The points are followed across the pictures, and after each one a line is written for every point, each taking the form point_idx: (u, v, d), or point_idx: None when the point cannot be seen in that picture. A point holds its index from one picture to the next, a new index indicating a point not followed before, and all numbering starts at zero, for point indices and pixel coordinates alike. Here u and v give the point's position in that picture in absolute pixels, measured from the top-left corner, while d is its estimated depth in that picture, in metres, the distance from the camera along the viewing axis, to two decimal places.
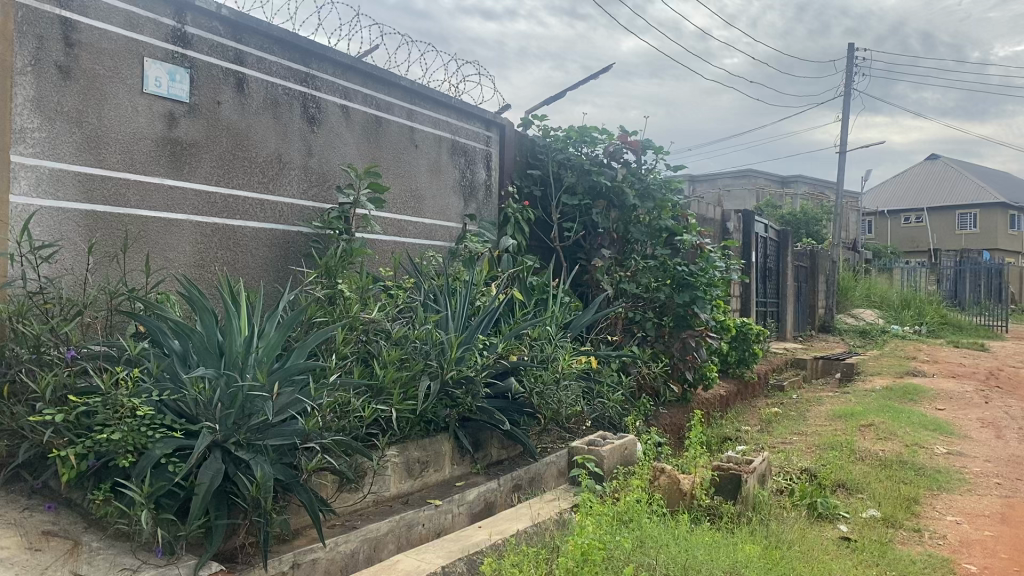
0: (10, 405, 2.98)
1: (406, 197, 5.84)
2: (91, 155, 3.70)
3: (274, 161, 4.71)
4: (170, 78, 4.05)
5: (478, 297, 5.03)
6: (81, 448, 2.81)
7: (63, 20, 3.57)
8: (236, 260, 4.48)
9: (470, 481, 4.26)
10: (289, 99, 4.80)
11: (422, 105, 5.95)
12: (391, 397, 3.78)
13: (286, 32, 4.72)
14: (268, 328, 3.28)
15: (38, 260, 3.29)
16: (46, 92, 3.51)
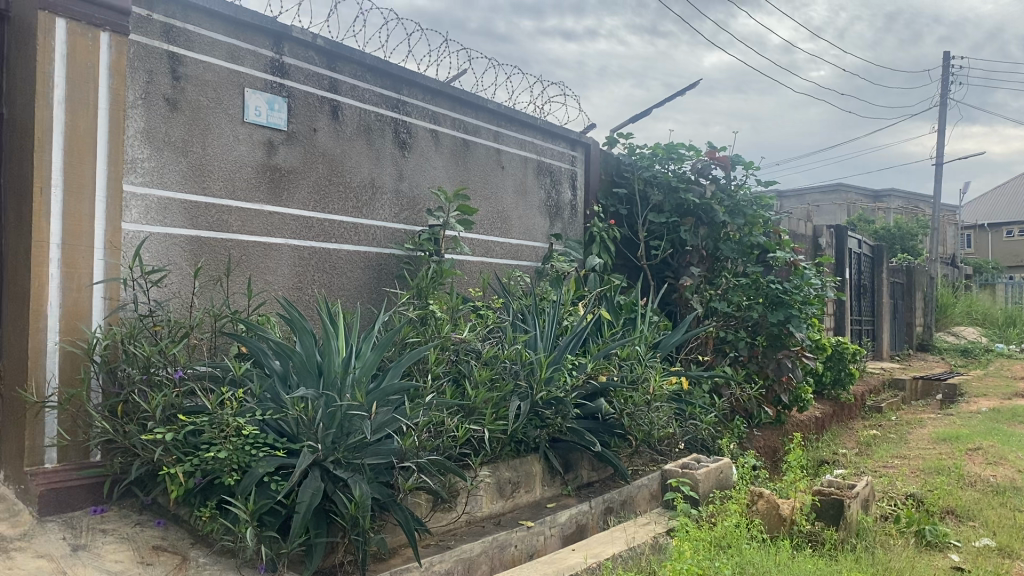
0: (122, 424, 3.10)
1: (494, 218, 5.88)
2: (197, 183, 3.84)
3: (367, 186, 4.82)
4: (269, 107, 4.20)
5: (566, 317, 5.01)
6: (189, 466, 2.92)
7: (170, 54, 3.74)
8: (331, 282, 4.59)
9: (562, 503, 4.23)
10: (381, 125, 4.91)
11: (509, 127, 6.00)
12: (483, 417, 3.77)
13: (378, 60, 4.84)
14: (363, 347, 3.34)
15: (147, 283, 3.42)
16: (155, 124, 3.67)
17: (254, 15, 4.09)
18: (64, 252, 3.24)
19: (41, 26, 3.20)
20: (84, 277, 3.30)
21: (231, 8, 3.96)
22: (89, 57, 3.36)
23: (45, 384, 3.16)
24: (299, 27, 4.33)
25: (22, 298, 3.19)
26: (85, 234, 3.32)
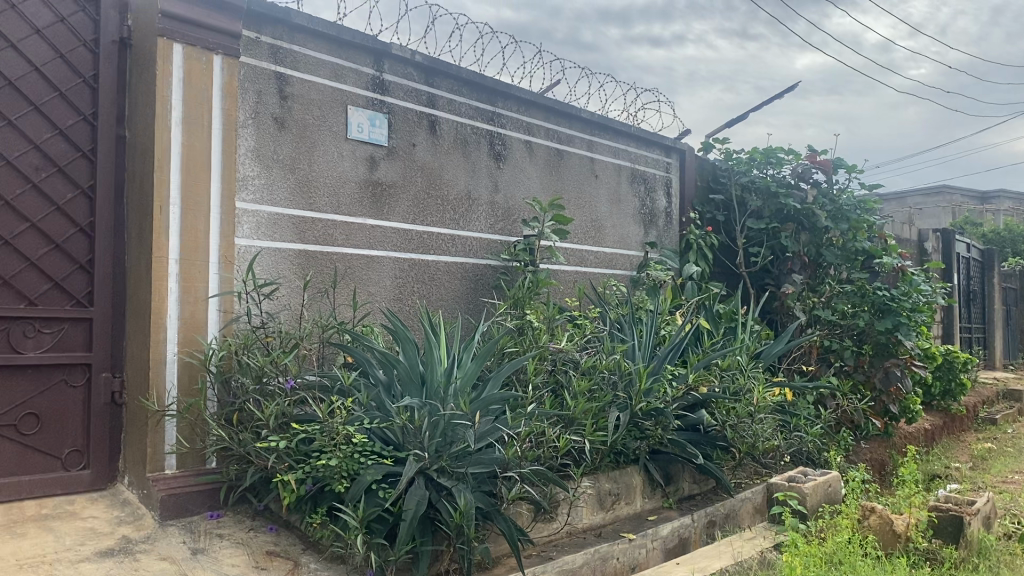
0: (237, 432, 3.23)
1: (588, 228, 5.85)
2: (303, 199, 3.96)
3: (464, 198, 4.87)
4: (371, 123, 4.30)
5: (664, 326, 4.94)
6: (300, 473, 3.02)
7: (278, 75, 3.87)
8: (430, 293, 4.65)
9: (664, 515, 4.17)
10: (477, 138, 4.97)
11: (603, 136, 5.99)
12: (583, 427, 3.74)
13: (474, 74, 4.90)
14: (465, 357, 3.37)
15: (260, 296, 3.55)
16: (265, 142, 3.80)
17: (356, 34, 4.21)
18: (182, 267, 3.39)
19: (160, 51, 3.36)
20: (200, 290, 3.44)
21: (334, 29, 4.10)
22: (202, 79, 3.51)
23: (165, 393, 3.31)
24: (398, 44, 4.44)
25: (144, 311, 3.34)
26: (201, 250, 3.46)
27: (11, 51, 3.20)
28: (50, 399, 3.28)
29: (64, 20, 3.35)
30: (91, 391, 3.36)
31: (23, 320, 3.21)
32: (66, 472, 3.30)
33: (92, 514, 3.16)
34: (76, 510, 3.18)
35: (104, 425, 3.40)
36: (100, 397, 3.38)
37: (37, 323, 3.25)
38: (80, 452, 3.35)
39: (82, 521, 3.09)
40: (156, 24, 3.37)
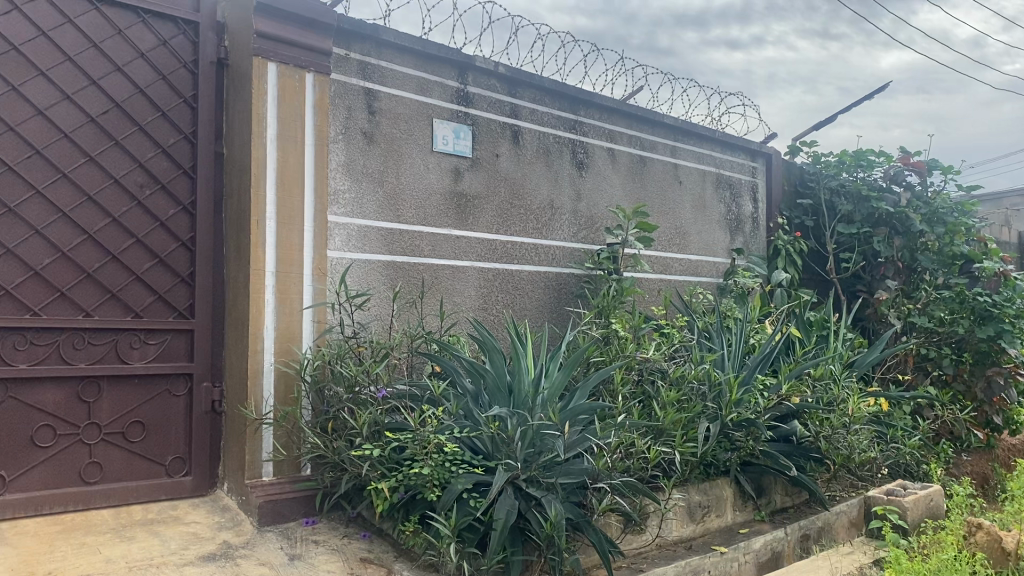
0: (331, 440, 3.30)
1: (673, 235, 5.77)
2: (391, 212, 4.03)
3: (547, 208, 4.88)
4: (456, 135, 4.35)
5: (753, 335, 4.84)
6: (393, 481, 3.07)
7: (366, 91, 3.96)
8: (515, 302, 4.67)
9: (755, 528, 4.07)
10: (559, 147, 4.98)
11: (687, 142, 5.92)
12: (673, 438, 3.69)
13: (557, 83, 4.91)
14: (552, 367, 3.35)
15: (352, 307, 3.63)
16: (355, 156, 3.88)
17: (441, 47, 4.27)
18: (278, 279, 3.49)
19: (256, 70, 3.47)
20: (295, 302, 3.53)
21: (420, 43, 4.17)
22: (295, 97, 3.61)
23: (263, 402, 3.41)
24: (482, 56, 4.48)
25: (242, 323, 3.44)
26: (296, 262, 3.56)
27: (117, 74, 3.35)
28: (154, 408, 3.41)
29: (166, 43, 3.49)
30: (193, 399, 3.49)
31: (129, 331, 3.34)
32: (169, 478, 3.43)
33: (194, 519, 3.27)
34: (179, 515, 3.29)
35: (205, 433, 3.52)
36: (200, 405, 3.50)
37: (142, 334, 3.38)
38: (182, 459, 3.47)
39: (185, 525, 3.19)
40: (251, 45, 3.49)
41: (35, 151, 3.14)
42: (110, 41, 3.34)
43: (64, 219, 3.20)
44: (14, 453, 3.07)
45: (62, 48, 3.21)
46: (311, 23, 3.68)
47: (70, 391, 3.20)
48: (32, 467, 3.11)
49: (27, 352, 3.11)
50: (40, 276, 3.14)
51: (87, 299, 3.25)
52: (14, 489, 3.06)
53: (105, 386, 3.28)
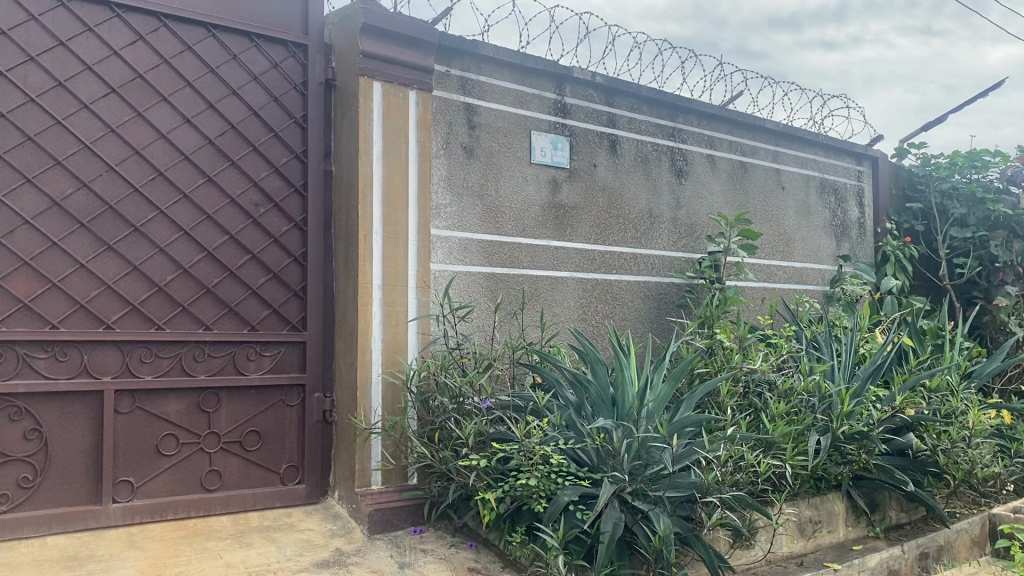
0: (438, 450, 3.34)
1: (776, 242, 5.63)
2: (490, 224, 4.06)
3: (646, 216, 4.83)
4: (554, 146, 4.37)
5: (863, 344, 4.68)
6: (499, 492, 3.10)
7: (466, 106, 4.01)
8: (614, 312, 4.63)
9: (870, 545, 3.92)
10: (658, 155, 4.93)
11: (789, 147, 5.78)
12: (783, 451, 3.59)
13: (655, 91, 4.87)
14: (657, 378, 3.28)
15: (456, 318, 3.68)
16: (455, 170, 3.94)
17: (539, 60, 4.29)
18: (384, 292, 3.57)
19: (362, 89, 3.58)
20: (401, 314, 3.61)
21: (518, 57, 4.20)
22: (400, 114, 3.70)
23: (371, 413, 3.49)
24: (580, 67, 4.49)
25: (351, 334, 3.54)
26: (401, 275, 3.63)
27: (232, 97, 3.49)
28: (269, 418, 3.53)
29: (277, 66, 3.62)
30: (305, 410, 3.59)
31: (246, 343, 3.47)
32: (284, 486, 3.54)
33: (308, 526, 3.36)
34: (294, 522, 3.39)
35: (317, 442, 3.62)
36: (312, 416, 3.61)
37: (258, 346, 3.50)
38: (295, 468, 3.58)
39: (300, 532, 3.29)
40: (358, 64, 3.59)
41: (158, 173, 3.29)
42: (226, 66, 3.48)
43: (186, 237, 3.35)
44: (141, 460, 3.22)
45: (182, 74, 3.37)
46: (414, 42, 3.76)
47: (191, 402, 3.34)
48: (157, 475, 3.25)
49: (152, 364, 3.25)
50: (164, 292, 3.29)
51: (206, 314, 3.39)
52: (141, 496, 3.21)
53: (224, 396, 3.41)
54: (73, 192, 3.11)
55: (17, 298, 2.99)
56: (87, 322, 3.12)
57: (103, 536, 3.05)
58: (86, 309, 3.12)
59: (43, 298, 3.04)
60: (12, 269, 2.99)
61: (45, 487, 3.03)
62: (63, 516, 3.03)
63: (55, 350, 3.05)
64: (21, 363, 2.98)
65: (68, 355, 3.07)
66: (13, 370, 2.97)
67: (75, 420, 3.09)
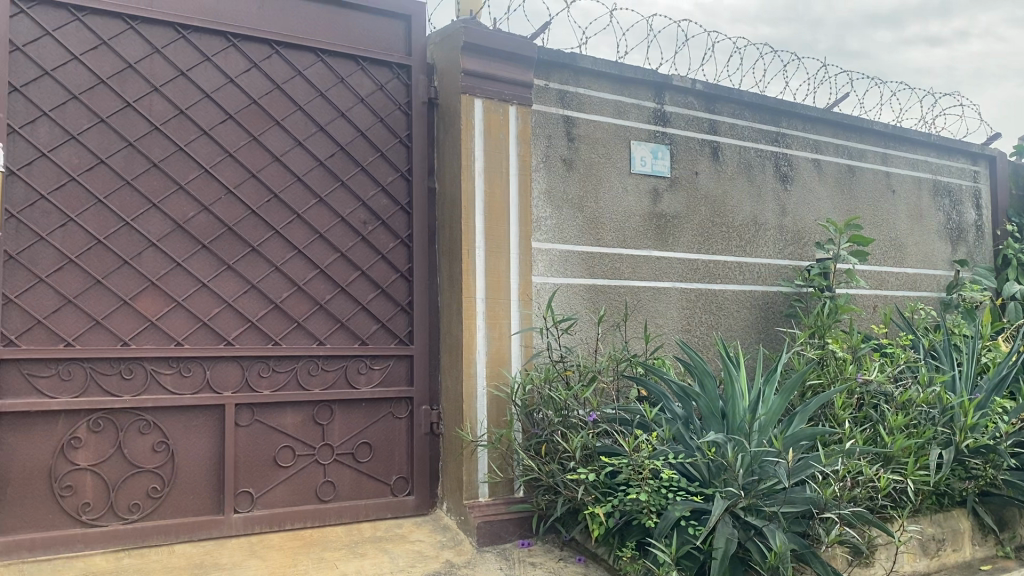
0: (544, 463, 3.34)
1: (888, 248, 5.42)
2: (591, 236, 4.05)
3: (750, 224, 4.73)
4: (654, 156, 4.33)
5: (985, 353, 4.45)
6: (608, 506, 3.08)
7: (565, 118, 4.03)
8: (719, 322, 4.53)
9: (1000, 566, 3.70)
10: (761, 160, 4.82)
11: (898, 148, 5.58)
12: (903, 465, 3.45)
13: (757, 95, 4.78)
14: (768, 391, 3.18)
15: (559, 331, 3.68)
16: (555, 183, 3.95)
17: (637, 70, 4.27)
18: (488, 305, 3.60)
19: (464, 106, 3.63)
20: (504, 327, 3.64)
21: (617, 67, 4.19)
22: (500, 130, 3.74)
23: (477, 425, 3.52)
24: (679, 75, 4.44)
25: (456, 348, 3.58)
26: (504, 288, 3.66)
27: (341, 119, 3.60)
28: (379, 430, 3.60)
29: (383, 87, 3.72)
30: (413, 422, 3.66)
31: (356, 357, 3.56)
32: (394, 497, 3.61)
33: (419, 537, 3.41)
34: (405, 533, 3.44)
35: (425, 455, 3.67)
36: (421, 428, 3.66)
37: (367, 360, 3.59)
38: (405, 479, 3.65)
39: (411, 544, 3.34)
40: (459, 82, 3.65)
41: (273, 195, 3.42)
42: (334, 89, 3.60)
43: (299, 255, 3.47)
44: (260, 472, 3.34)
45: (294, 99, 3.49)
46: (513, 58, 3.80)
47: (306, 415, 3.44)
48: (275, 486, 3.36)
49: (269, 379, 3.37)
50: (280, 309, 3.41)
51: (318, 329, 3.49)
52: (260, 506, 3.32)
53: (336, 409, 3.51)
54: (195, 214, 3.26)
55: (145, 317, 3.14)
56: (209, 339, 3.26)
57: (225, 545, 3.17)
58: (208, 326, 3.26)
59: (168, 316, 3.19)
60: (140, 289, 3.14)
61: (171, 497, 3.16)
62: (189, 525, 3.16)
63: (180, 366, 3.19)
64: (149, 379, 3.13)
65: (192, 371, 3.21)
66: (142, 386, 3.12)
67: (198, 433, 3.22)
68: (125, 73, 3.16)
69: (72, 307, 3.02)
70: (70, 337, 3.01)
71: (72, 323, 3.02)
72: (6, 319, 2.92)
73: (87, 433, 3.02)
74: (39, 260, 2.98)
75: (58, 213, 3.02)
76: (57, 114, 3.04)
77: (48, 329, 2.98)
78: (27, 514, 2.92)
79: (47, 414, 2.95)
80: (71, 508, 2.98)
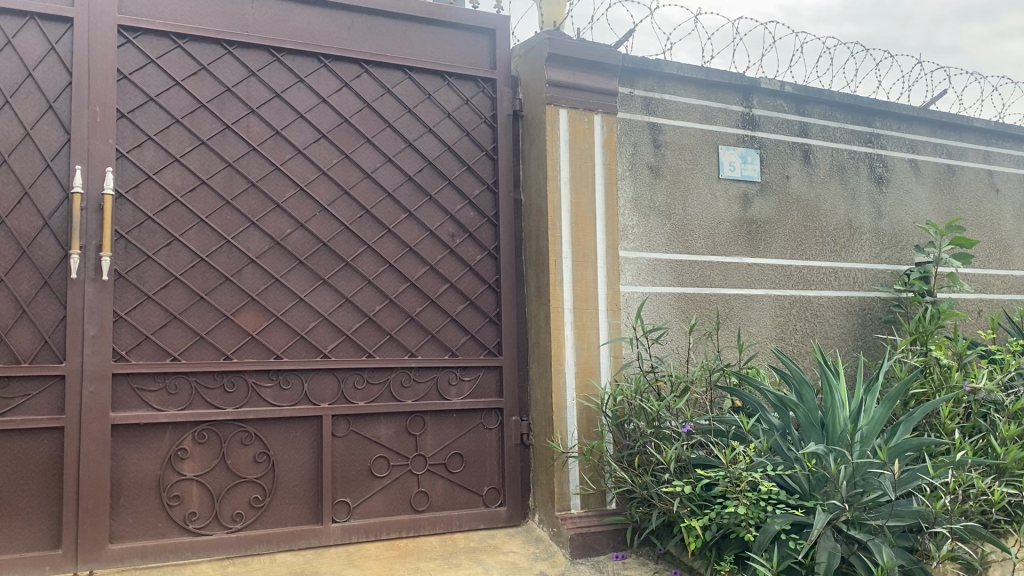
0: (638, 475, 3.30)
1: (993, 249, 5.17)
2: (680, 243, 4.00)
3: (845, 228, 4.59)
4: (743, 160, 4.25)
5: None
6: (705, 519, 3.01)
7: (651, 125, 3.99)
8: (815, 330, 4.40)
9: None
10: (855, 162, 4.69)
11: (1001, 146, 5.34)
12: (1018, 478, 3.28)
13: (849, 96, 4.64)
14: (870, 400, 3.08)
15: (649, 341, 3.64)
16: (642, 191, 3.92)
17: (724, 74, 4.21)
18: (576, 315, 3.59)
19: (549, 117, 3.64)
20: (593, 337, 3.61)
21: (703, 72, 4.13)
22: (586, 139, 3.73)
23: (567, 436, 3.51)
24: (768, 78, 4.35)
25: (545, 358, 3.57)
26: (592, 298, 3.64)
27: (428, 134, 3.65)
28: (471, 441, 3.63)
29: (469, 102, 3.76)
30: (504, 433, 3.67)
31: (447, 369, 3.59)
32: (487, 508, 3.62)
33: (512, 548, 3.41)
34: (498, 544, 3.45)
35: (516, 466, 3.67)
36: (511, 439, 3.67)
37: (458, 371, 3.62)
38: (497, 490, 3.66)
39: (504, 555, 3.34)
40: (544, 94, 3.67)
41: (365, 210, 3.49)
42: (422, 105, 3.65)
43: (390, 269, 3.52)
44: (357, 482, 3.40)
45: (383, 116, 3.56)
46: (598, 67, 3.79)
47: (400, 426, 3.49)
48: (371, 496, 3.41)
49: (364, 391, 3.43)
50: (373, 322, 3.47)
51: (410, 341, 3.54)
52: (357, 516, 3.38)
53: (428, 420, 3.54)
54: (291, 232, 3.35)
55: (246, 331, 3.24)
56: (307, 352, 3.34)
57: (325, 554, 3.23)
58: (305, 340, 3.34)
59: (267, 330, 3.28)
60: (241, 304, 3.25)
61: (272, 507, 3.25)
62: (289, 534, 3.24)
63: (279, 379, 3.28)
64: (250, 392, 3.23)
65: (290, 384, 3.30)
66: (244, 398, 3.22)
67: (297, 444, 3.30)
68: (224, 97, 3.28)
69: (178, 323, 3.14)
70: (176, 352, 3.13)
71: (177, 338, 3.14)
72: (117, 335, 3.04)
73: (193, 445, 3.13)
74: (147, 278, 3.11)
75: (164, 233, 3.15)
76: (162, 138, 3.17)
77: (155, 344, 3.10)
78: (138, 522, 3.04)
79: (155, 426, 3.08)
80: (178, 517, 3.09)
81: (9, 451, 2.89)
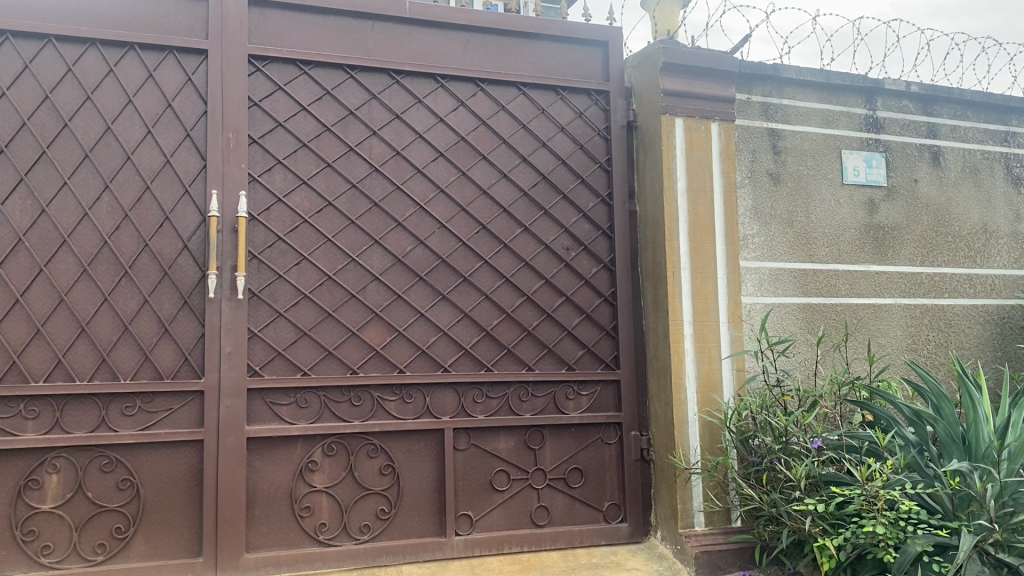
0: (766, 493, 3.19)
1: None
2: (803, 252, 3.87)
3: (980, 232, 4.35)
4: (868, 165, 4.09)
5: None
6: (839, 540, 2.89)
7: (770, 130, 3.89)
8: (950, 340, 4.18)
9: None
10: (989, 162, 4.44)
11: None
12: None
13: (981, 93, 4.41)
14: (1017, 415, 2.89)
15: (773, 354, 3.54)
16: (762, 199, 3.82)
17: (847, 76, 4.06)
18: (696, 327, 3.53)
19: (664, 127, 3.60)
20: (714, 350, 3.54)
21: (823, 75, 4.01)
22: (703, 148, 3.67)
23: (690, 452, 3.45)
24: (892, 78, 4.18)
25: (664, 372, 3.52)
26: (712, 310, 3.57)
27: (543, 149, 3.67)
28: (590, 455, 3.60)
29: (582, 115, 3.76)
30: (623, 448, 3.62)
31: (565, 383, 3.58)
32: (608, 524, 3.58)
33: (635, 565, 3.36)
34: (620, 560, 3.41)
35: (637, 481, 3.62)
36: (631, 454, 3.62)
37: (576, 385, 3.60)
38: (618, 506, 3.61)
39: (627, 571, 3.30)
40: (659, 104, 3.63)
41: (482, 226, 3.53)
42: (536, 120, 3.68)
43: (507, 284, 3.55)
44: (478, 495, 3.42)
45: (499, 133, 3.60)
46: (713, 73, 3.72)
47: (519, 440, 3.50)
48: (492, 509, 3.43)
49: (484, 404, 3.46)
50: (491, 336, 3.50)
51: (529, 355, 3.55)
52: (480, 529, 3.40)
53: (547, 434, 3.54)
54: (412, 248, 3.42)
55: (370, 347, 3.32)
56: (428, 366, 3.39)
57: (449, 566, 3.27)
58: (426, 354, 3.39)
59: (391, 345, 3.35)
60: (366, 320, 3.33)
61: (398, 519, 3.31)
62: (414, 546, 3.29)
63: (403, 393, 3.34)
64: (376, 406, 3.30)
65: (413, 398, 3.35)
66: (369, 412, 3.29)
67: (420, 457, 3.36)
68: (347, 120, 3.38)
69: (307, 339, 3.25)
70: (306, 366, 3.23)
71: (306, 353, 3.24)
72: (252, 351, 3.17)
73: (322, 457, 3.23)
74: (278, 296, 3.23)
75: (293, 253, 3.27)
76: (290, 162, 3.29)
77: (286, 359, 3.21)
78: (272, 532, 3.15)
79: (288, 439, 3.18)
80: (310, 527, 3.19)
81: (155, 462, 3.05)
